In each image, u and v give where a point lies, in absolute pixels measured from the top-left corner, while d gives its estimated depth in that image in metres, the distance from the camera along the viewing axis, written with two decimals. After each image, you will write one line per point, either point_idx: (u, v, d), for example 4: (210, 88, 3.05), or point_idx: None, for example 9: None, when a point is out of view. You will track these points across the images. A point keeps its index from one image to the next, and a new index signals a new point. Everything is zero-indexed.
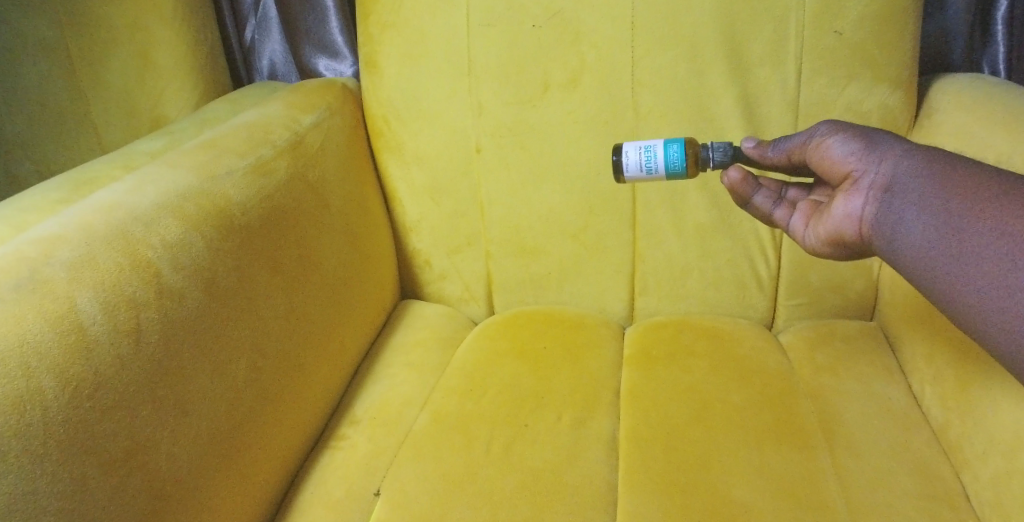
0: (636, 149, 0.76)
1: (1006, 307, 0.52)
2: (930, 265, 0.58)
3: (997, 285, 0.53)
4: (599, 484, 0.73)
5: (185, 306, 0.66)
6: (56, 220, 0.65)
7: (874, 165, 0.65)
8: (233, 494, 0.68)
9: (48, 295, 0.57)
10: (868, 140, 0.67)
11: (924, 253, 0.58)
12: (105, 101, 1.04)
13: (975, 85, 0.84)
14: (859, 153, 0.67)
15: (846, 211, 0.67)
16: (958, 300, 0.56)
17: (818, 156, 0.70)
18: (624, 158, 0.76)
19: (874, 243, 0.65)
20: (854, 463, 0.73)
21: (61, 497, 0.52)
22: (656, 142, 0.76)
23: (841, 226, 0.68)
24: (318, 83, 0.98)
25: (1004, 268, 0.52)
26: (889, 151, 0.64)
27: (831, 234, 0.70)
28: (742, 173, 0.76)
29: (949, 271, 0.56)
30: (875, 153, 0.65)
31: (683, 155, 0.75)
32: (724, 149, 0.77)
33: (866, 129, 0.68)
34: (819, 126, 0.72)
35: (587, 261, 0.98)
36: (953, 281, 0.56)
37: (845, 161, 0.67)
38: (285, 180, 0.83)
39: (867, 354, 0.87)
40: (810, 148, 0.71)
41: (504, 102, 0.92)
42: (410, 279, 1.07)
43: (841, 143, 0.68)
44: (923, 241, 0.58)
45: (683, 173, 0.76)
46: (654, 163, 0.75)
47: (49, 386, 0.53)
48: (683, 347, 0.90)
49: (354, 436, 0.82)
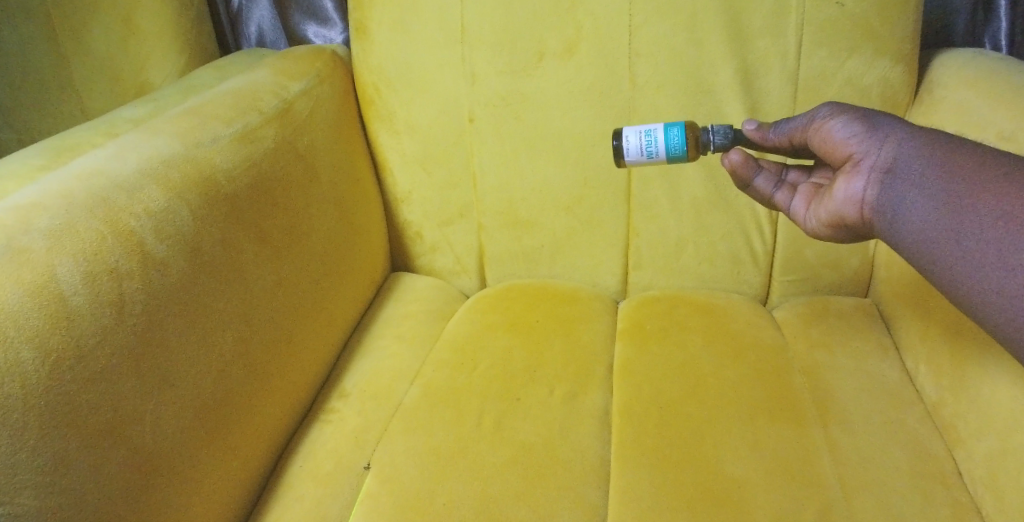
0: (637, 133, 0.74)
1: (1005, 287, 0.51)
2: (929, 249, 0.57)
3: (996, 266, 0.52)
4: (591, 458, 0.72)
5: (170, 275, 0.64)
6: (35, 187, 0.63)
7: (875, 147, 0.63)
8: (221, 465, 0.67)
9: (27, 264, 0.55)
10: (869, 121, 0.65)
11: (925, 235, 0.57)
12: (87, 65, 1.01)
13: (977, 60, 0.82)
14: (860, 136, 0.65)
15: (847, 194, 0.66)
16: (958, 282, 0.55)
17: (818, 138, 0.68)
18: (625, 142, 0.74)
19: (875, 226, 0.64)
20: (847, 439, 0.73)
21: (44, 471, 0.52)
22: (656, 126, 0.74)
23: (842, 209, 0.67)
24: (307, 49, 0.95)
25: (1003, 249, 0.51)
26: (891, 133, 0.63)
27: (832, 217, 0.69)
28: (743, 156, 0.75)
29: (948, 254, 0.55)
30: (876, 136, 0.64)
31: (684, 139, 0.73)
32: (725, 132, 0.76)
33: (867, 110, 0.67)
34: (820, 109, 0.70)
35: (581, 234, 0.96)
36: (953, 262, 0.55)
37: (847, 143, 0.65)
38: (272, 147, 0.81)
39: (861, 330, 0.86)
40: (811, 130, 0.69)
41: (498, 72, 0.90)
42: (401, 250, 1.05)
43: (843, 125, 0.66)
44: (924, 223, 0.57)
45: (684, 157, 0.74)
46: (654, 148, 0.74)
47: (29, 357, 0.52)
48: (677, 322, 0.89)
49: (345, 409, 0.81)
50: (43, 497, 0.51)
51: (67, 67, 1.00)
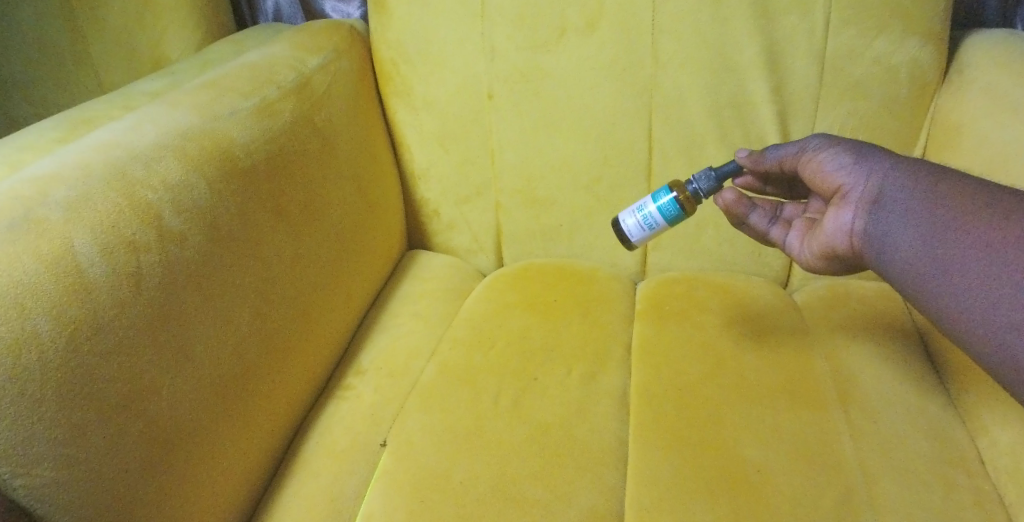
0: (631, 214, 0.77)
1: (988, 318, 0.52)
2: (915, 278, 0.58)
3: (981, 300, 0.52)
4: (609, 438, 0.72)
5: (187, 249, 0.64)
6: (54, 158, 0.63)
7: (862, 179, 0.66)
8: (237, 440, 0.67)
9: (43, 235, 0.55)
10: (857, 153, 0.67)
11: (915, 263, 0.57)
12: (104, 38, 1.01)
13: (1011, 40, 0.80)
14: (848, 167, 0.67)
15: (837, 225, 0.68)
16: (946, 314, 0.55)
17: (810, 169, 0.71)
18: (623, 227, 0.78)
19: (865, 257, 0.65)
20: (869, 425, 0.71)
21: (60, 443, 0.52)
22: (646, 200, 0.77)
23: (833, 241, 0.69)
24: (324, 24, 0.93)
25: (991, 281, 0.52)
26: (877, 164, 0.65)
27: (824, 248, 0.70)
28: (736, 194, 0.77)
29: (933, 285, 0.56)
30: (863, 167, 0.66)
31: (674, 200, 0.75)
32: (708, 176, 0.75)
33: (857, 143, 0.69)
34: (811, 139, 0.73)
35: (600, 213, 0.95)
36: (940, 293, 0.55)
37: (835, 175, 0.68)
38: (291, 122, 0.80)
39: (884, 314, 0.84)
40: (802, 160, 0.72)
41: (518, 48, 0.88)
42: (418, 227, 1.04)
43: (832, 157, 0.69)
44: (911, 251, 0.58)
45: (682, 215, 0.76)
46: (655, 218, 0.76)
47: (46, 329, 0.52)
48: (697, 303, 0.88)
49: (361, 386, 0.81)
50: (59, 469, 0.51)
51: (84, 40, 1.00)
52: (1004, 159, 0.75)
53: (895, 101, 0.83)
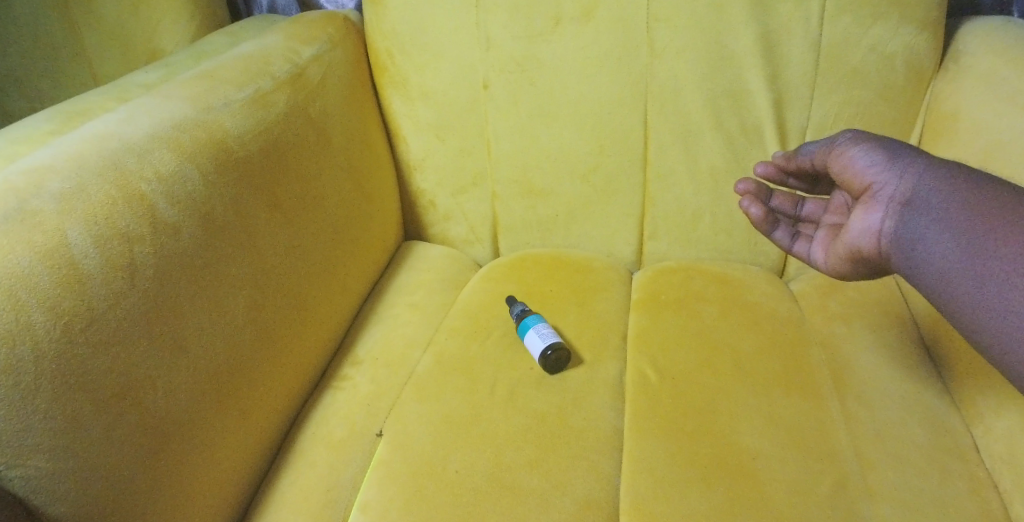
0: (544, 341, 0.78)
1: None
2: (947, 285, 0.58)
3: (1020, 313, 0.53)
4: (604, 427, 0.72)
5: (181, 240, 0.64)
6: (47, 150, 0.63)
7: (894, 177, 0.64)
8: (233, 432, 0.67)
9: (36, 227, 0.55)
10: (889, 151, 0.66)
11: (947, 270, 0.58)
12: (98, 29, 1.01)
13: (1007, 27, 0.80)
14: (880, 165, 0.66)
15: (865, 225, 0.66)
16: (977, 322, 0.56)
17: (840, 164, 0.70)
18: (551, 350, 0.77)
19: (893, 260, 0.64)
20: (865, 412, 0.72)
21: (55, 433, 0.52)
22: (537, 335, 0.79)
23: (860, 241, 0.67)
24: (319, 14, 0.93)
25: None
26: (911, 164, 0.63)
27: (849, 250, 0.69)
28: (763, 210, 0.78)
29: (967, 294, 0.56)
30: (896, 165, 0.64)
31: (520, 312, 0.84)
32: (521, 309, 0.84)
33: (888, 140, 0.68)
34: (843, 137, 0.72)
35: (596, 203, 0.95)
36: (973, 302, 0.56)
37: (866, 172, 0.67)
38: (284, 113, 0.79)
39: (879, 301, 0.84)
40: (833, 156, 0.71)
41: (514, 37, 0.88)
42: (414, 217, 1.04)
43: (864, 154, 0.68)
44: (943, 257, 0.58)
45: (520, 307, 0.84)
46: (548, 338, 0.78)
47: (40, 319, 0.52)
48: (694, 293, 0.88)
49: (357, 377, 0.81)
50: (54, 460, 0.52)
51: (78, 32, 1.00)
52: (999, 147, 0.75)
53: (890, 89, 0.83)
